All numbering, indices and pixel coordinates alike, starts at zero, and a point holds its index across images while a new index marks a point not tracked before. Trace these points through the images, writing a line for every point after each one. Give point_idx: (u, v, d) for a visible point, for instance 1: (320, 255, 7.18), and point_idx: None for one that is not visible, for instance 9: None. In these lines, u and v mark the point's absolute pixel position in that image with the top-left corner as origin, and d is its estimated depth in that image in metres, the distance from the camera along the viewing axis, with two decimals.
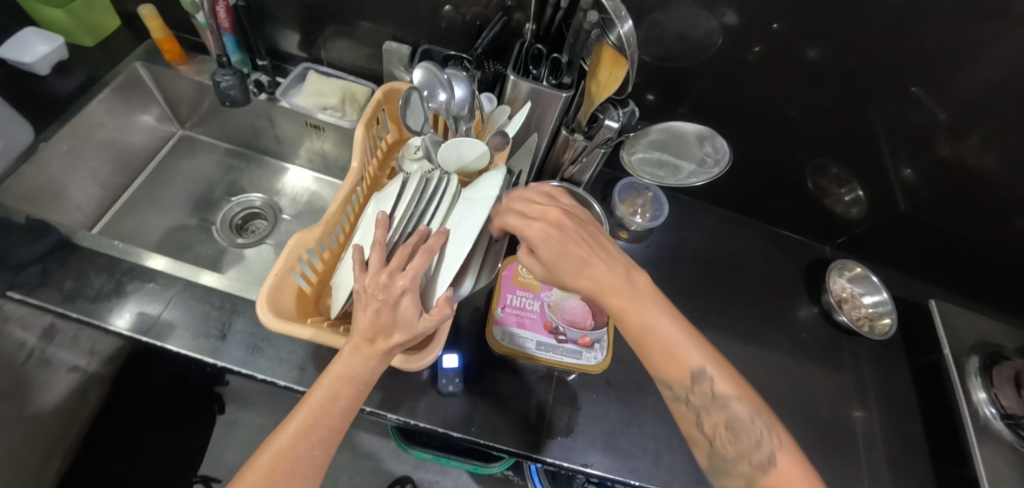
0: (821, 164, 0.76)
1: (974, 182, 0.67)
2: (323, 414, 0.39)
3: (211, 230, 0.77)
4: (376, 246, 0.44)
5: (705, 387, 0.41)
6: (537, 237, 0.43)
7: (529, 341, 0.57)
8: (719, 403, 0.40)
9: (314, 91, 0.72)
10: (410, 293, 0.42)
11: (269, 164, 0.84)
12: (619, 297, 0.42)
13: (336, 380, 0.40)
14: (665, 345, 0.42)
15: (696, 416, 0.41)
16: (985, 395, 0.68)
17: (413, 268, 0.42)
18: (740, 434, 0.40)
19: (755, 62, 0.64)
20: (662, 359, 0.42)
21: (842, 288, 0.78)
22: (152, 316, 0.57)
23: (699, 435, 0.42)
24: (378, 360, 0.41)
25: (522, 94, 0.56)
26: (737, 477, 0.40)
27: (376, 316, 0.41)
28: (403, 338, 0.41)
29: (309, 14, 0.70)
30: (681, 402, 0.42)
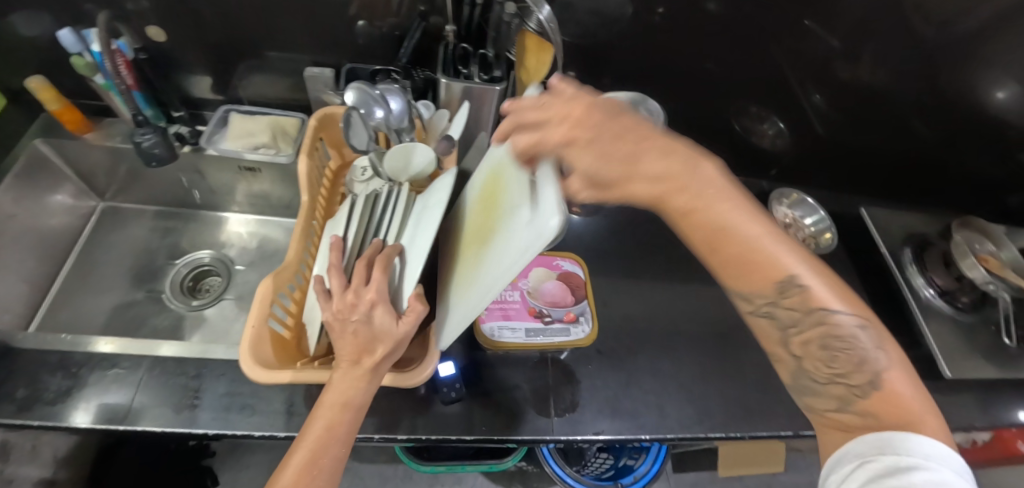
0: (742, 106, 0.82)
1: (871, 94, 0.75)
2: (325, 445, 0.38)
3: (161, 299, 0.72)
4: (335, 271, 0.44)
5: (795, 300, 0.34)
6: (558, 144, 0.34)
7: (518, 330, 0.56)
8: (811, 319, 0.34)
9: (241, 132, 0.68)
10: (381, 304, 0.42)
11: (209, 219, 0.80)
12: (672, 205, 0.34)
13: (329, 410, 0.39)
14: (746, 252, 0.33)
15: (781, 331, 0.35)
16: (922, 279, 0.77)
17: (375, 280, 0.43)
18: (842, 352, 0.33)
19: (666, 24, 0.68)
20: (746, 271, 0.34)
21: (785, 215, 0.84)
22: (121, 402, 0.53)
23: (786, 352, 0.36)
24: (369, 381, 0.41)
25: (455, 96, 0.56)
26: (827, 397, 0.34)
27: (354, 338, 0.41)
28: (388, 352, 0.41)
29: (217, 54, 0.67)
30: (761, 318, 0.35)
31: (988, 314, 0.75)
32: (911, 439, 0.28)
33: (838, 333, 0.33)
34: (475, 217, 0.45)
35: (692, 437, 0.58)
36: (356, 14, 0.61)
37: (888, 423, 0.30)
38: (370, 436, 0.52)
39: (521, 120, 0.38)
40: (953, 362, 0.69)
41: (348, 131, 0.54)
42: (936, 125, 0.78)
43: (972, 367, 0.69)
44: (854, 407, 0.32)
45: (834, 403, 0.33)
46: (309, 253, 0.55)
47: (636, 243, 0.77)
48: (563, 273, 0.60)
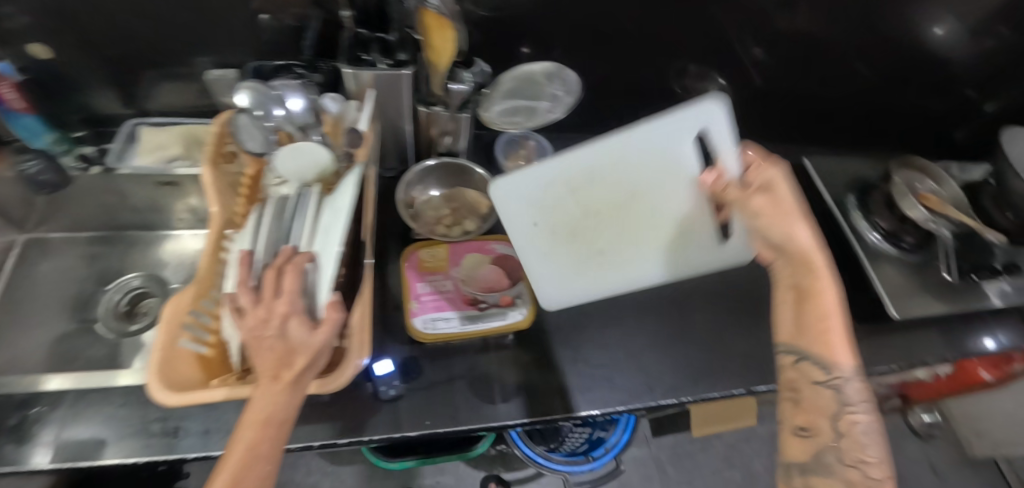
0: (681, 66, 0.79)
1: (806, 41, 0.75)
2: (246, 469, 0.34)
3: (95, 328, 0.69)
4: (243, 286, 0.39)
5: (859, 390, 0.36)
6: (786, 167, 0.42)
7: (452, 320, 0.55)
8: (863, 407, 0.36)
9: (152, 146, 0.65)
10: (295, 315, 0.38)
11: (140, 238, 0.77)
12: (814, 259, 0.39)
13: (249, 429, 0.35)
14: (840, 330, 0.37)
15: (835, 405, 0.36)
16: (866, 224, 0.77)
17: (287, 290, 0.38)
18: (872, 446, 0.35)
19: None
20: (834, 338, 0.37)
21: None
22: (64, 438, 0.51)
23: (829, 431, 0.36)
24: (291, 395, 0.37)
25: (364, 86, 0.54)
26: (838, 479, 0.34)
27: (269, 352, 0.37)
28: (309, 362, 0.37)
29: (115, 66, 0.63)
30: (823, 385, 0.36)
31: (933, 252, 0.75)
32: None
33: (869, 431, 0.36)
34: None
35: (643, 407, 0.58)
36: (258, 8, 0.57)
37: None
38: (309, 445, 0.50)
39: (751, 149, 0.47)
40: (899, 302, 0.70)
41: (238, 133, 0.51)
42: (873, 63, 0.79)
43: (917, 304, 0.70)
44: None
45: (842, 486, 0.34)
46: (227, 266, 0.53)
47: None
48: (498, 256, 0.59)
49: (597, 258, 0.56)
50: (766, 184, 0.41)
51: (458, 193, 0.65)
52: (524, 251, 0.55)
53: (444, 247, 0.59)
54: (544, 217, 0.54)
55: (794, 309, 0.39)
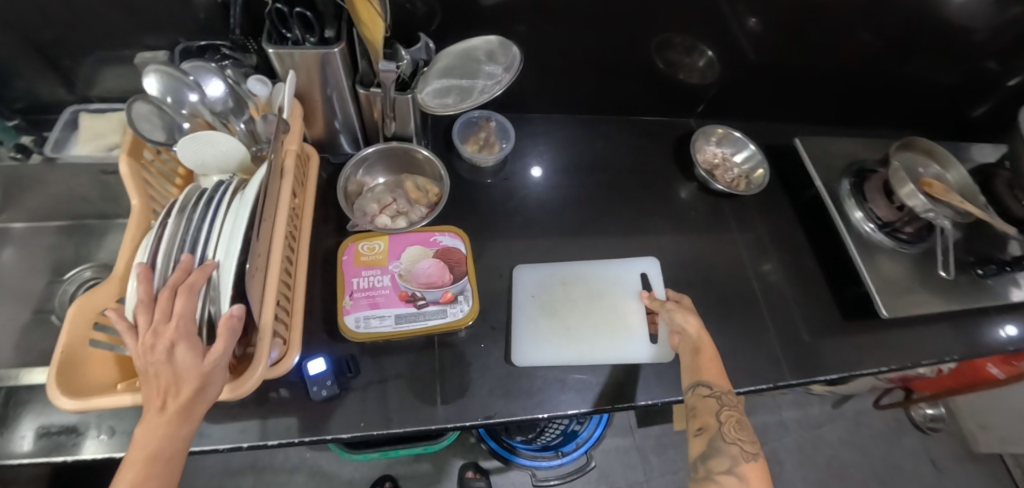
0: (665, 38, 0.72)
1: (811, 5, 0.66)
2: None
3: (51, 320, 0.68)
4: (140, 304, 0.35)
5: (730, 398, 0.48)
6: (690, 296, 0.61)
7: (386, 318, 0.52)
8: (734, 405, 0.47)
9: (92, 134, 0.63)
10: (184, 340, 0.34)
11: (96, 228, 0.75)
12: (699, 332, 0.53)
13: (131, 468, 0.32)
14: (716, 364, 0.50)
15: (717, 406, 0.46)
16: (861, 213, 0.70)
17: (179, 313, 0.34)
18: (746, 434, 0.45)
19: None
20: (715, 368, 0.50)
21: (714, 155, 0.78)
22: (31, 432, 0.51)
23: (715, 424, 0.45)
24: (181, 426, 0.34)
25: (289, 67, 0.50)
26: (725, 456, 0.42)
27: (156, 381, 0.33)
28: (199, 389, 0.34)
29: (48, 48, 0.60)
30: (710, 397, 0.47)
31: (932, 243, 0.69)
32: None
33: (742, 422, 0.46)
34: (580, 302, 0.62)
35: (596, 410, 0.54)
36: None
37: None
38: (238, 445, 0.48)
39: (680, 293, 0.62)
40: (891, 298, 0.64)
41: (134, 122, 0.45)
42: (881, 32, 0.70)
43: (912, 301, 0.64)
44: (740, 467, 0.41)
45: (729, 460, 0.42)
46: None
47: (549, 204, 0.71)
48: (441, 249, 0.56)
49: (563, 333, 0.59)
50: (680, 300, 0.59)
51: (403, 180, 0.62)
52: (519, 316, 0.59)
53: (385, 239, 0.56)
54: (541, 292, 0.62)
55: (692, 357, 0.52)
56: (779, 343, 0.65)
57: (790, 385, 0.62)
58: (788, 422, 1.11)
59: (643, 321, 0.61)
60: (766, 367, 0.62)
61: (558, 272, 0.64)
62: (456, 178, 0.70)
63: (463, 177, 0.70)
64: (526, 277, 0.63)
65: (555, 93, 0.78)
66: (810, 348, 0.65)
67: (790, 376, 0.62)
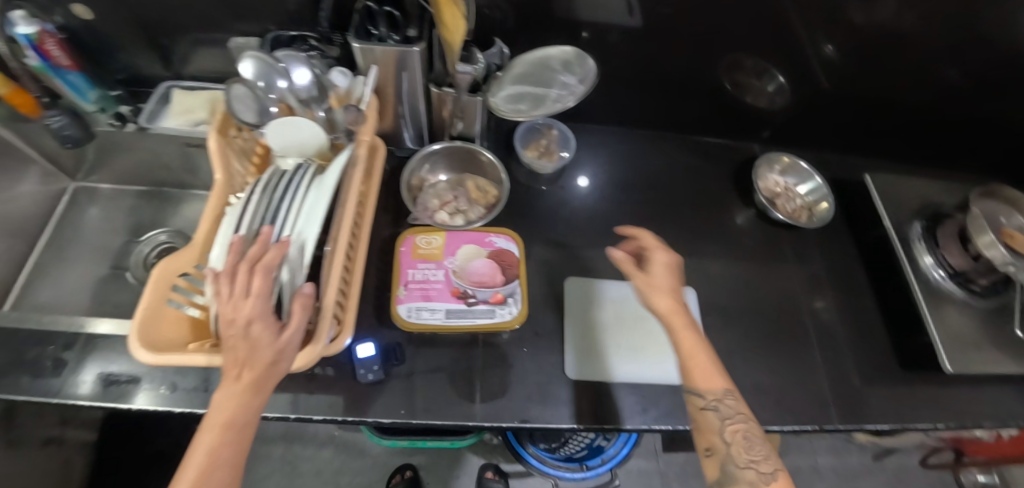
0: (735, 59, 0.70)
1: (895, 37, 0.63)
2: (205, 478, 0.31)
3: (125, 276, 0.73)
4: (222, 276, 0.37)
5: (732, 402, 0.42)
6: (667, 261, 0.51)
7: (437, 312, 0.53)
8: (741, 417, 0.42)
9: (181, 108, 0.67)
10: (260, 319, 0.36)
11: (172, 196, 0.80)
12: (676, 321, 0.46)
13: (210, 433, 0.33)
14: (706, 362, 0.44)
15: (718, 422, 0.42)
16: (931, 259, 0.66)
17: (257, 292, 0.36)
18: (757, 448, 0.40)
19: None
20: (703, 371, 0.44)
21: (776, 183, 0.76)
22: (101, 376, 0.55)
23: (722, 446, 0.41)
24: (253, 396, 0.35)
25: (371, 60, 0.51)
26: (743, 483, 0.38)
27: (234, 351, 0.35)
28: (272, 363, 0.36)
29: (155, 29, 0.65)
30: (710, 410, 0.42)
31: (1006, 298, 0.64)
32: None
33: (755, 431, 0.41)
34: (630, 319, 0.62)
35: (633, 428, 0.54)
36: None
37: None
38: (286, 415, 0.50)
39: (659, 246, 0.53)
40: (957, 352, 0.60)
41: (231, 103, 0.48)
42: (971, 71, 0.67)
43: (981, 360, 0.60)
44: None
45: None
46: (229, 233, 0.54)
47: (600, 215, 0.71)
48: (495, 250, 0.57)
49: (612, 350, 0.59)
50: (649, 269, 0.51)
51: (464, 180, 0.63)
52: (570, 329, 0.59)
53: (442, 235, 0.57)
54: (592, 307, 0.62)
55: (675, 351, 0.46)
56: (829, 385, 0.62)
57: (837, 430, 0.59)
58: (822, 468, 1.06)
59: None
60: (812, 408, 0.60)
61: (608, 289, 0.65)
62: (512, 181, 0.71)
63: (519, 181, 0.71)
64: (576, 289, 0.63)
65: (617, 106, 0.78)
66: (862, 395, 0.62)
67: (838, 420, 0.60)
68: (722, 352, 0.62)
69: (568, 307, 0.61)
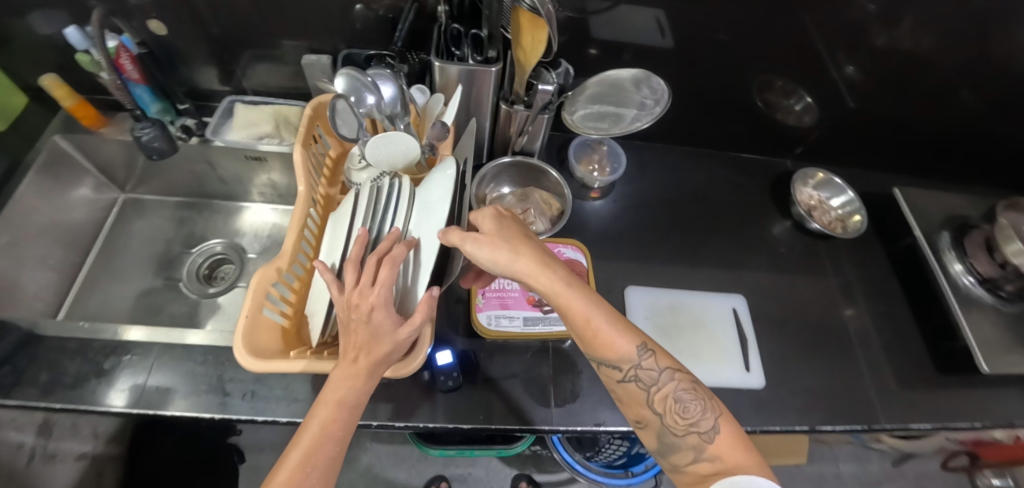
0: (766, 80, 0.75)
1: (913, 60, 0.69)
2: (317, 445, 0.36)
3: (179, 287, 0.74)
4: (350, 264, 0.40)
5: (651, 361, 0.42)
6: (489, 216, 0.43)
7: (515, 319, 0.56)
8: (664, 376, 0.42)
9: (244, 123, 0.69)
10: (382, 308, 0.38)
11: (221, 208, 0.81)
12: (545, 284, 0.42)
13: (325, 408, 0.38)
14: (603, 325, 0.43)
15: (644, 392, 0.43)
16: (961, 266, 0.71)
17: (382, 281, 0.38)
18: (689, 403, 0.41)
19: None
20: (608, 342, 0.42)
21: (810, 197, 0.80)
22: (161, 387, 0.55)
23: (652, 416, 0.43)
24: (366, 380, 0.38)
25: (452, 78, 0.54)
26: (686, 448, 0.41)
27: (356, 336, 0.38)
28: (388, 351, 0.39)
29: (221, 46, 0.67)
30: (632, 381, 0.43)
31: None
32: (750, 480, 0.36)
33: (685, 385, 0.42)
34: (686, 328, 0.66)
35: None
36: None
37: (733, 467, 0.38)
38: (368, 423, 0.51)
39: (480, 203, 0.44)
40: (991, 356, 0.64)
41: (335, 119, 0.51)
42: (983, 92, 0.72)
43: (1014, 362, 0.63)
44: (706, 453, 0.40)
45: (692, 452, 0.40)
46: (307, 244, 0.55)
47: (645, 226, 0.75)
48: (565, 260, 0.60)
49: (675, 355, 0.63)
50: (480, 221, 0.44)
51: (531, 192, 0.65)
52: None
53: None
54: (653, 315, 0.66)
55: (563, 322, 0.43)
56: (873, 388, 0.65)
57: (884, 430, 0.62)
58: (844, 475, 1.09)
59: (740, 350, 0.64)
60: (861, 409, 0.63)
61: (665, 298, 0.68)
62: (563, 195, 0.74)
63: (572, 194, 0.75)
64: (636, 299, 0.67)
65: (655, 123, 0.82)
66: (904, 397, 0.65)
67: (884, 420, 0.63)
68: (772, 356, 0.65)
69: (631, 316, 0.65)
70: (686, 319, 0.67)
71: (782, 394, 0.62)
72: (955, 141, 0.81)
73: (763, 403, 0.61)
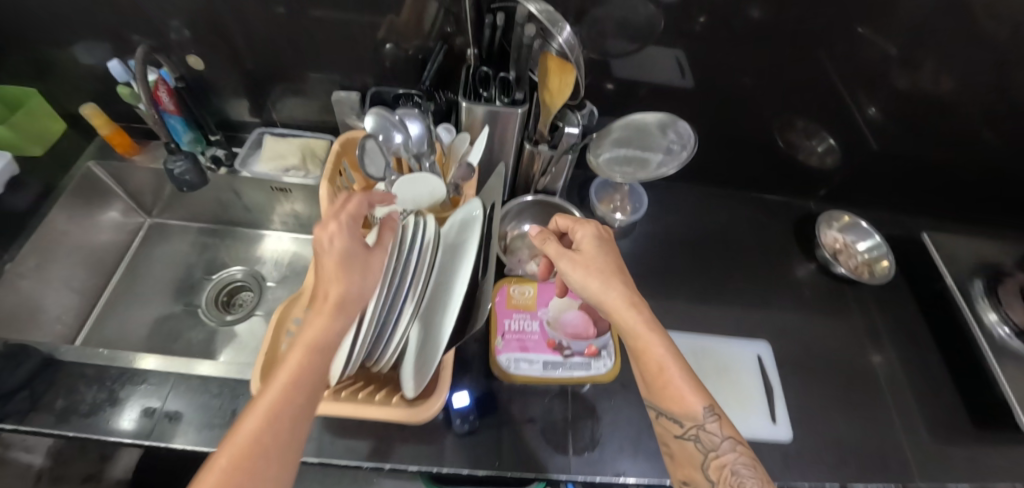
0: (787, 120, 0.75)
1: (936, 103, 0.68)
2: (287, 394, 0.33)
3: (198, 313, 0.74)
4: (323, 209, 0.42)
5: (715, 425, 0.41)
6: (590, 243, 0.49)
7: (535, 363, 0.53)
8: (726, 444, 0.40)
9: (273, 155, 0.70)
10: (348, 233, 0.39)
11: (244, 235, 0.82)
12: (627, 318, 0.44)
13: (296, 354, 0.35)
14: (676, 371, 0.43)
15: (701, 455, 0.41)
16: (996, 315, 0.68)
17: (348, 212, 0.40)
18: (746, 481, 0.38)
19: (700, 32, 0.61)
20: (676, 392, 0.42)
21: (835, 240, 0.78)
22: (169, 419, 0.54)
23: (703, 482, 0.40)
24: (337, 316, 0.37)
25: (478, 119, 0.55)
26: None
27: (325, 271, 0.39)
28: (359, 277, 0.39)
29: (255, 81, 0.69)
30: (690, 439, 0.42)
31: None
32: None
33: (746, 461, 0.39)
34: (709, 375, 0.64)
35: None
36: (385, 38, 0.61)
37: None
38: (381, 465, 0.50)
39: (585, 231, 0.50)
40: None
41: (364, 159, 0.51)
42: (1011, 136, 0.71)
43: None
44: None
45: None
46: None
47: (664, 267, 0.74)
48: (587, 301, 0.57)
49: None
50: (579, 247, 0.49)
51: None
52: None
53: (535, 286, 0.59)
54: None
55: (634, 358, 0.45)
56: (907, 444, 0.61)
57: None
58: None
59: (765, 400, 0.62)
60: (895, 465, 0.59)
61: (686, 342, 0.66)
62: None
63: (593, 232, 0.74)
64: None
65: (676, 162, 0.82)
66: (941, 454, 0.61)
67: (920, 479, 0.59)
68: (798, 406, 0.62)
69: None
70: (709, 363, 0.65)
71: (809, 447, 0.59)
72: (983, 185, 0.80)
73: (791, 457, 0.58)
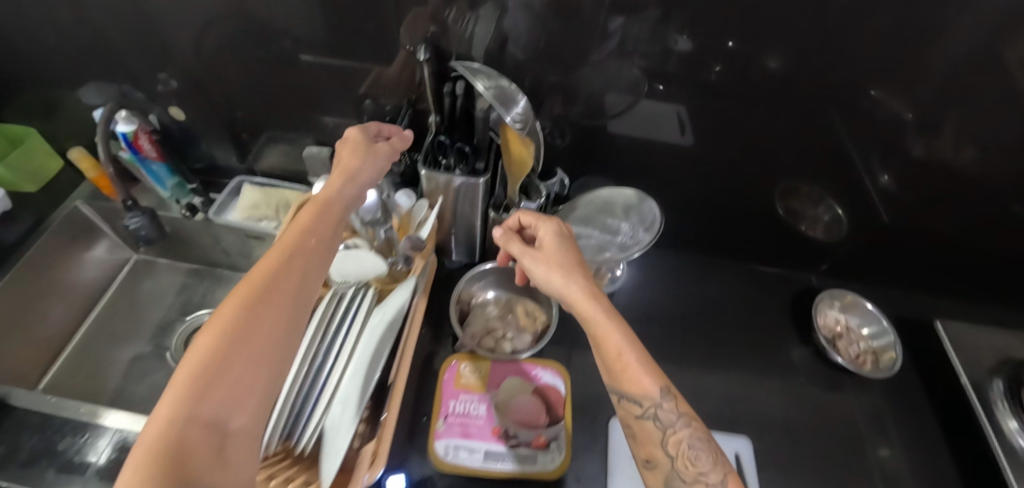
0: (791, 185, 0.69)
1: (955, 178, 0.62)
2: (307, 228, 0.37)
3: (164, 356, 0.74)
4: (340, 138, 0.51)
5: (672, 405, 0.39)
6: (548, 232, 0.47)
7: (475, 452, 0.50)
8: (681, 421, 0.39)
9: (248, 204, 0.71)
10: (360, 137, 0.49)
11: (226, 277, 0.83)
12: (584, 311, 0.41)
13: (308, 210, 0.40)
14: (634, 355, 0.40)
15: (659, 433, 0.39)
16: (1016, 423, 0.59)
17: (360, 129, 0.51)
18: (700, 455, 0.38)
19: (718, 80, 0.56)
20: (634, 376, 0.39)
21: (836, 321, 0.72)
22: (100, 478, 0.52)
23: (663, 458, 0.39)
24: (351, 182, 0.44)
25: (439, 187, 0.54)
26: None
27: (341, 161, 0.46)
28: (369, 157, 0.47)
29: (240, 129, 0.71)
30: (648, 419, 0.39)
31: None
32: None
33: (698, 434, 0.39)
34: None
35: None
36: (363, 93, 0.61)
37: None
38: None
39: (542, 217, 0.48)
40: None
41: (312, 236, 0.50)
42: None
43: None
44: None
45: None
46: None
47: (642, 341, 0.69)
48: (540, 386, 0.55)
49: None
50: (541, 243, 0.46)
51: (515, 302, 0.62)
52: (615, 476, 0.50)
53: (488, 365, 0.56)
54: None
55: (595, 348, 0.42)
56: None
57: None
58: None
59: None
60: None
61: None
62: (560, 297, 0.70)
63: None
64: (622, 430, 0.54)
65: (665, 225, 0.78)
66: None
67: None
68: None
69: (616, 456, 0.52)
70: None
71: None
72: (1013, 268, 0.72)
73: None
